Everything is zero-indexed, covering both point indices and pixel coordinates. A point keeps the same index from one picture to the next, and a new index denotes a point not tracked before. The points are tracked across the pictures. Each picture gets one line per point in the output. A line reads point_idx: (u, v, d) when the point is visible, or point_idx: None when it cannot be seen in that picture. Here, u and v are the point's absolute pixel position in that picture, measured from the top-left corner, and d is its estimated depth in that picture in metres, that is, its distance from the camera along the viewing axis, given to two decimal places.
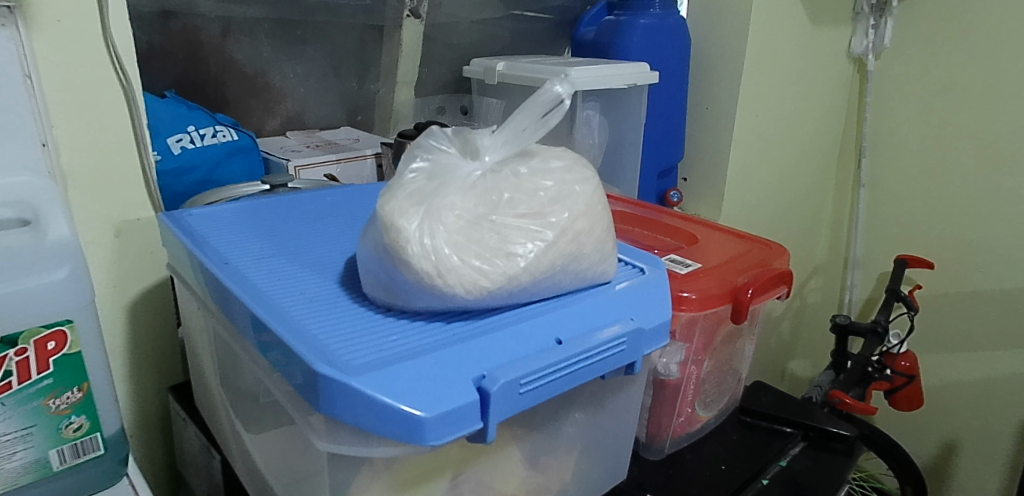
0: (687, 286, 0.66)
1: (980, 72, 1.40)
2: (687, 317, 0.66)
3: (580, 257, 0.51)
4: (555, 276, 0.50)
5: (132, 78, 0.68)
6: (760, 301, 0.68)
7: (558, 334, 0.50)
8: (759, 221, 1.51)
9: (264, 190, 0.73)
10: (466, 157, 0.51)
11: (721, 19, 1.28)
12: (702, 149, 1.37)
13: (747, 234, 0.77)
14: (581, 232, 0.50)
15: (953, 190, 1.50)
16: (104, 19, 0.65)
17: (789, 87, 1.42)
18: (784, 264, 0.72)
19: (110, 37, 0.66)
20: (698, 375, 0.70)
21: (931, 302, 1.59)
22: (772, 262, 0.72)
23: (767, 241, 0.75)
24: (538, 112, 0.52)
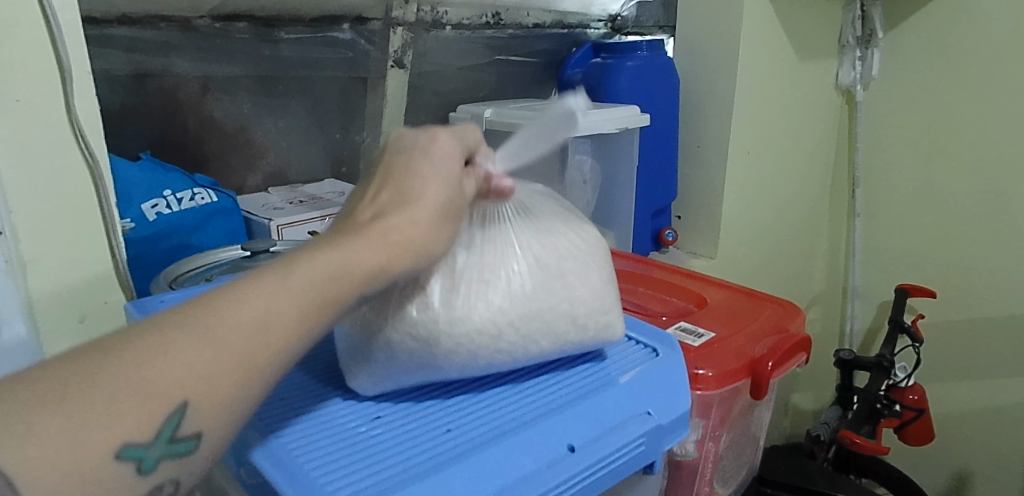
0: (702, 362, 0.62)
1: (969, 100, 1.40)
2: (705, 396, 0.62)
3: (578, 306, 0.53)
4: (554, 326, 0.52)
5: (98, 154, 0.65)
6: (780, 373, 0.65)
7: (571, 439, 0.49)
8: (756, 256, 1.49)
9: (245, 255, 0.70)
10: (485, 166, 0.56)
11: (709, 56, 1.27)
12: (695, 186, 1.35)
13: (757, 292, 0.74)
14: (571, 280, 0.53)
15: (950, 218, 1.48)
16: (68, 95, 0.62)
17: (780, 120, 1.41)
18: (799, 327, 0.69)
19: (74, 113, 0.63)
20: (717, 451, 0.66)
21: (936, 331, 1.56)
22: (788, 325, 0.69)
23: (781, 301, 0.72)
24: (551, 126, 0.58)
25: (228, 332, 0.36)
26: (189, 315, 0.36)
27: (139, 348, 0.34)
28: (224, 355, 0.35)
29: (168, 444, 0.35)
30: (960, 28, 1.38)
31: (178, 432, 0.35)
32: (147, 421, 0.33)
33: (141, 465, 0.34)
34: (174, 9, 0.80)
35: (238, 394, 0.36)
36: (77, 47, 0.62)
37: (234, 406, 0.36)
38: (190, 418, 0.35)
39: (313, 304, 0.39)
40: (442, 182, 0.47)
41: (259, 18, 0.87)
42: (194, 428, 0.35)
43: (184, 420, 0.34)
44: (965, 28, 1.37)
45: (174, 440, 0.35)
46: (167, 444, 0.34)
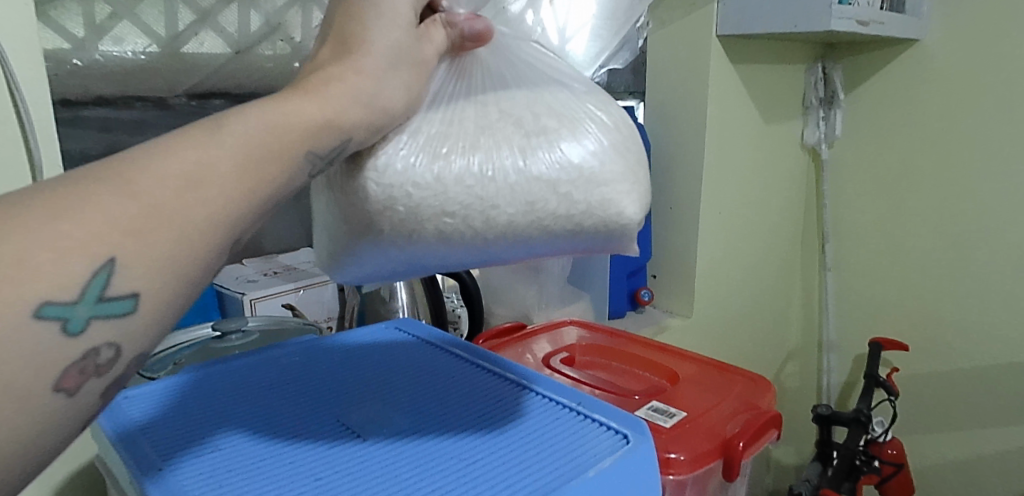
0: (673, 445, 0.62)
1: (929, 157, 1.45)
2: (678, 481, 0.62)
3: (550, 168, 0.46)
4: (519, 186, 0.45)
5: None
6: (752, 452, 0.65)
7: None
8: (732, 312, 1.50)
9: (215, 335, 0.70)
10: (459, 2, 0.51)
11: (678, 121, 1.31)
12: (670, 246, 1.37)
13: (728, 366, 0.76)
14: (546, 147, 0.46)
15: (918, 271, 1.51)
16: None
17: (748, 179, 1.44)
18: (770, 404, 0.70)
19: None
20: None
21: (911, 385, 1.57)
22: (758, 402, 0.70)
23: (752, 375, 0.73)
24: None
25: (156, 184, 0.33)
26: (129, 168, 0.33)
27: (54, 201, 0.31)
28: (155, 204, 0.32)
29: (97, 305, 0.32)
30: (916, 90, 1.44)
31: (108, 292, 0.32)
32: (69, 279, 0.30)
33: (67, 325, 0.31)
34: (149, 89, 0.77)
35: (179, 252, 0.33)
36: (50, 141, 0.59)
37: (175, 269, 0.33)
38: (122, 276, 0.32)
39: (254, 159, 0.36)
40: (397, 25, 0.43)
41: (234, 95, 0.84)
42: (130, 288, 0.32)
43: (112, 280, 0.31)
44: (920, 90, 1.43)
45: (104, 301, 0.32)
46: (94, 305, 0.31)
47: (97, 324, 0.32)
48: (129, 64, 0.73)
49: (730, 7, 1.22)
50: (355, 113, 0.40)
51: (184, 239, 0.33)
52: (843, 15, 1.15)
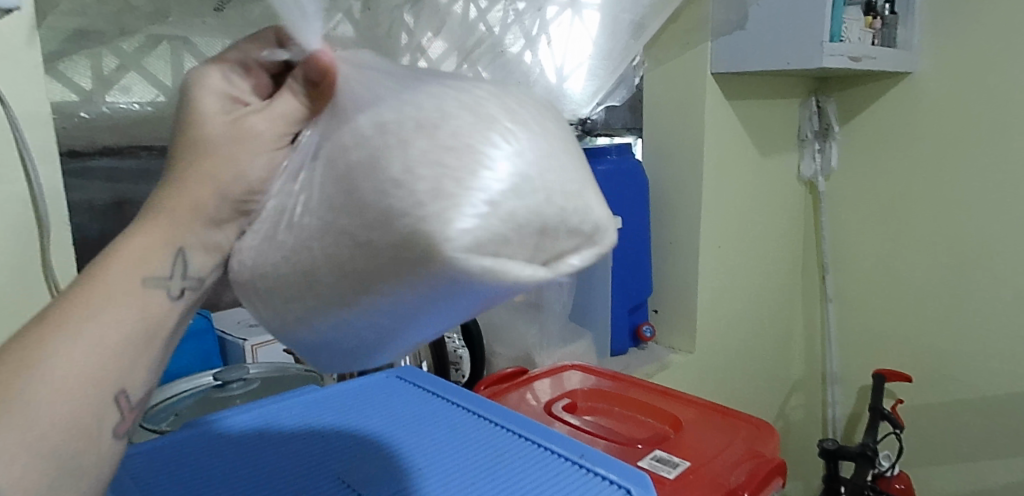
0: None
1: (925, 189, 1.46)
2: None
3: (387, 225, 0.29)
4: (346, 262, 0.31)
5: None
6: None
7: None
8: (735, 346, 1.50)
9: (217, 385, 0.69)
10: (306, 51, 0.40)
11: (675, 157, 1.32)
12: (670, 281, 1.37)
13: (730, 411, 0.75)
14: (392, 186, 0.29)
15: (919, 302, 1.51)
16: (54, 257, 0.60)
17: (747, 212, 1.44)
18: (773, 451, 0.70)
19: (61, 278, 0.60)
20: None
21: (916, 417, 1.56)
22: (762, 450, 0.69)
23: (756, 421, 0.73)
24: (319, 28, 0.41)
25: (8, 377, 0.30)
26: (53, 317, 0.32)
27: None
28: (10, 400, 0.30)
29: None
30: (910, 123, 1.45)
31: None
32: None
33: None
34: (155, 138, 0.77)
35: (62, 425, 0.31)
36: (58, 198, 0.58)
37: (63, 442, 0.31)
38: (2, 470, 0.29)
39: (113, 302, 0.33)
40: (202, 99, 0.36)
41: None
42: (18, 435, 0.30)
43: None
44: (914, 123, 1.45)
45: None
46: None
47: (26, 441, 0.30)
48: (135, 114, 0.74)
49: (724, 45, 1.24)
50: (193, 226, 0.35)
51: (60, 419, 0.31)
52: (834, 52, 1.17)
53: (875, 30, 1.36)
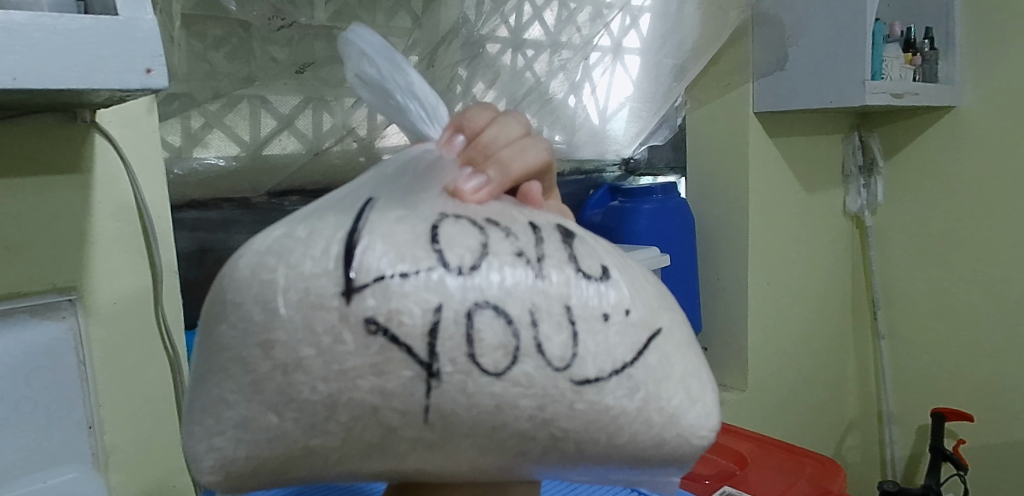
0: None
1: (976, 222, 1.43)
2: None
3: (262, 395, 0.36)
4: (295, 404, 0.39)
5: (177, 345, 0.66)
6: None
7: None
8: (787, 384, 1.49)
9: None
10: (372, 84, 0.46)
11: (719, 197, 1.34)
12: (719, 318, 1.38)
13: (795, 447, 0.83)
14: None
15: (975, 337, 1.48)
16: (157, 292, 0.64)
17: (794, 250, 1.44)
18: (840, 484, 0.76)
19: (161, 310, 0.64)
20: None
21: (979, 458, 1.50)
22: (829, 486, 0.76)
23: (822, 458, 0.79)
24: (365, 68, 0.46)
25: None
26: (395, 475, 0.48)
27: None
28: None
29: None
30: (960, 156, 1.44)
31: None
32: None
33: None
34: (233, 190, 0.87)
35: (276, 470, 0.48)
36: (169, 250, 0.65)
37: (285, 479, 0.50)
38: None
39: None
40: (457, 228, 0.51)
41: (309, 191, 0.95)
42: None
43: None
44: (964, 157, 1.43)
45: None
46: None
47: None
48: (219, 168, 0.82)
49: (763, 86, 1.26)
50: None
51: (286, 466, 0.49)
52: (876, 90, 1.16)
53: (916, 66, 1.35)
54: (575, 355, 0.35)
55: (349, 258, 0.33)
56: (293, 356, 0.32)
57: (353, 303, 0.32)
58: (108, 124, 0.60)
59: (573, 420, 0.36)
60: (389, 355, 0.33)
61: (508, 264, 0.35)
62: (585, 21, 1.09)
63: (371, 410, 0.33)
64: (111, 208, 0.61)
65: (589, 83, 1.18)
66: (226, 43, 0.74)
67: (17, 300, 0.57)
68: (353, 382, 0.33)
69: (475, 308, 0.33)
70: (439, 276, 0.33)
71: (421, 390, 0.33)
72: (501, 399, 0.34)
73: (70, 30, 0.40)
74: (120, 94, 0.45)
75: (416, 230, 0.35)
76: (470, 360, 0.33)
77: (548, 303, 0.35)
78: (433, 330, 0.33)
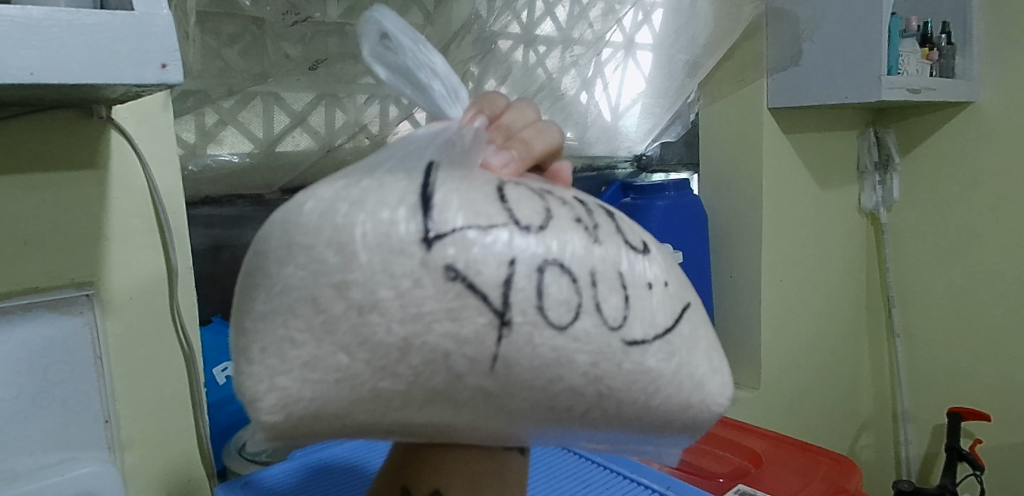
0: None
1: (994, 219, 1.41)
2: None
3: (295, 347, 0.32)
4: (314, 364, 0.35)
5: (191, 339, 0.66)
6: None
7: None
8: (801, 383, 1.48)
9: None
10: (384, 61, 0.42)
11: (732, 194, 1.33)
12: (732, 315, 1.38)
13: (810, 445, 0.82)
14: None
15: (992, 336, 1.46)
16: (173, 288, 0.64)
17: (808, 247, 1.43)
18: (855, 483, 0.76)
19: (176, 305, 0.65)
20: None
21: (996, 458, 1.49)
22: (844, 484, 0.75)
23: (836, 456, 0.79)
24: (377, 43, 0.42)
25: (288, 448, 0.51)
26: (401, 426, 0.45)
27: None
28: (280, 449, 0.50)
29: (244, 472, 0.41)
30: (978, 153, 1.42)
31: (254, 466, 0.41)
32: None
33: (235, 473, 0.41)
34: (247, 187, 0.88)
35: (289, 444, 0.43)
36: (184, 248, 0.65)
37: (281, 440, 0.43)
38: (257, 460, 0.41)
39: None
40: None
41: None
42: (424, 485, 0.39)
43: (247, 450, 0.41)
44: (982, 154, 1.41)
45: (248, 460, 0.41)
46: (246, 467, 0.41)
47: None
48: (233, 164, 0.84)
49: (779, 82, 1.25)
50: None
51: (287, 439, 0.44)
52: (892, 86, 1.15)
53: (932, 61, 1.34)
54: (627, 317, 0.34)
55: (428, 208, 0.31)
56: (370, 298, 0.30)
57: (433, 250, 0.30)
58: (124, 120, 0.60)
59: (619, 378, 0.34)
60: (465, 301, 0.31)
61: (569, 229, 0.34)
62: (597, 17, 1.08)
63: (443, 356, 0.31)
64: (131, 205, 0.61)
65: (601, 79, 1.18)
66: (240, 39, 0.74)
67: (37, 295, 0.58)
68: (428, 326, 0.30)
69: (546, 264, 0.32)
70: (508, 233, 0.32)
71: (492, 339, 0.31)
72: (562, 354, 0.32)
73: (86, 25, 0.40)
74: (137, 89, 0.46)
75: (482, 188, 0.33)
76: (539, 312, 0.32)
77: (607, 266, 0.34)
78: (508, 283, 0.31)
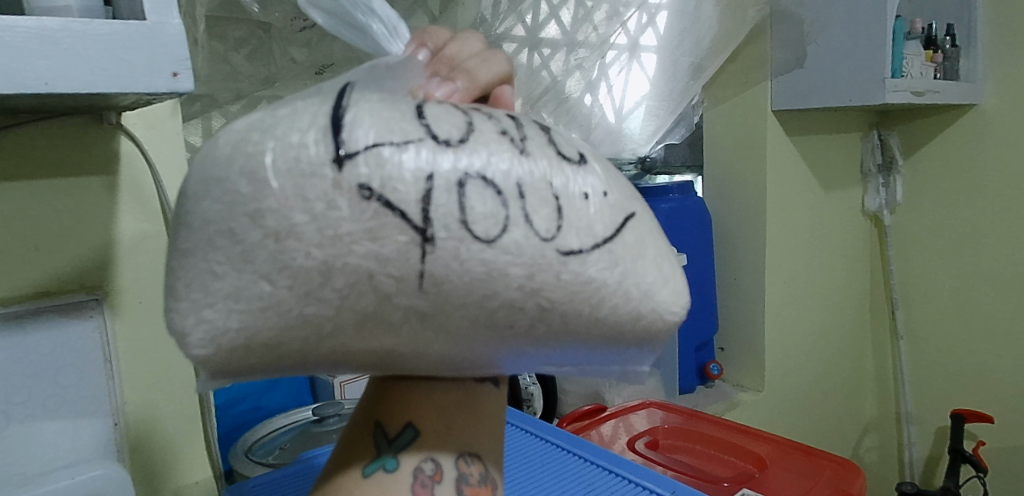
0: None
1: (997, 222, 1.41)
2: None
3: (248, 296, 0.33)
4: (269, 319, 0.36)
5: None
6: None
7: None
8: (803, 385, 1.47)
9: (314, 419, 0.74)
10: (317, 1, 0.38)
11: (735, 197, 1.33)
12: (734, 318, 1.38)
13: (814, 448, 0.82)
14: None
15: (996, 338, 1.45)
16: None
17: (811, 249, 1.43)
18: (860, 486, 0.75)
19: None
20: None
21: (1000, 460, 1.48)
22: (849, 488, 0.75)
23: (840, 460, 0.79)
24: None
25: None
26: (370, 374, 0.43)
27: None
28: None
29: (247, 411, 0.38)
30: (981, 156, 1.41)
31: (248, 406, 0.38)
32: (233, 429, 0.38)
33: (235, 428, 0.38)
34: None
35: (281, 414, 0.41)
36: None
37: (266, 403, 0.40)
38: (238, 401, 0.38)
39: None
40: None
41: None
42: (398, 419, 0.36)
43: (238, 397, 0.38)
44: (986, 156, 1.41)
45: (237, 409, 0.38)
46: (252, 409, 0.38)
47: (403, 459, 0.35)
48: None
49: (783, 84, 1.25)
50: None
51: None
52: (896, 89, 1.15)
53: (938, 63, 1.34)
54: (560, 228, 0.32)
55: (338, 129, 0.29)
56: (286, 223, 0.28)
57: (345, 169, 0.29)
58: (134, 126, 0.61)
59: (559, 291, 0.32)
60: (383, 221, 0.29)
61: (494, 142, 0.31)
62: (602, 19, 1.10)
63: (367, 277, 0.29)
64: (139, 209, 0.62)
65: (604, 81, 1.16)
66: (247, 44, 0.77)
67: (44, 300, 0.58)
68: (349, 247, 0.29)
69: (464, 179, 0.30)
70: (423, 148, 0.30)
71: (417, 256, 0.29)
72: (492, 269, 0.30)
73: (100, 35, 0.40)
74: (147, 97, 0.46)
75: (399, 107, 0.31)
76: (462, 227, 0.30)
77: (533, 178, 0.31)
78: (427, 198, 0.29)
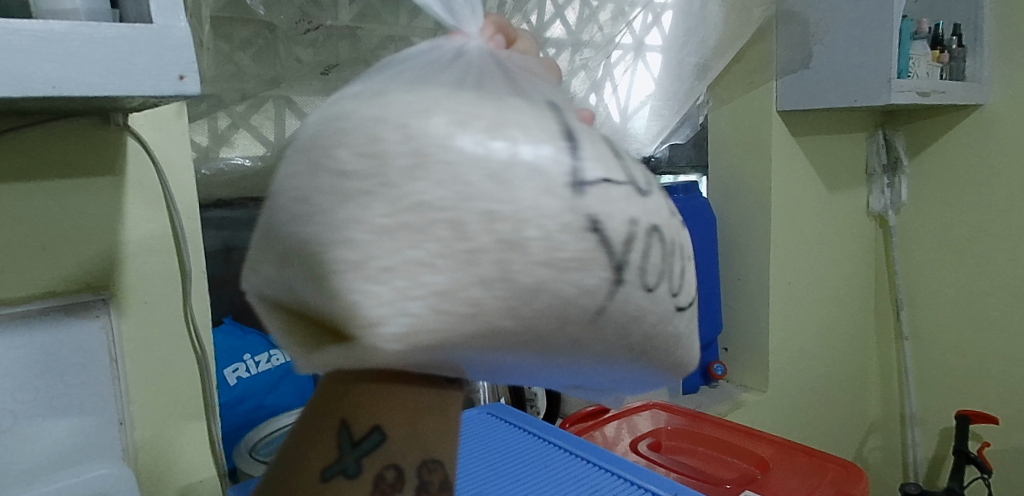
0: None
1: (1004, 223, 1.40)
2: None
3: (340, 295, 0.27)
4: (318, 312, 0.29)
5: (205, 343, 0.67)
6: None
7: None
8: (807, 386, 1.47)
9: None
10: None
11: (740, 197, 1.33)
12: (738, 318, 1.38)
13: (817, 451, 0.82)
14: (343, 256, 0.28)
15: (1002, 340, 1.45)
16: (186, 294, 0.65)
17: (816, 250, 1.43)
18: (863, 488, 0.75)
19: (190, 310, 0.65)
20: None
21: (1004, 462, 1.48)
22: (852, 490, 0.75)
23: (843, 462, 0.79)
24: None
25: None
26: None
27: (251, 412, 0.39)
28: None
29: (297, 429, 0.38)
30: (988, 157, 1.41)
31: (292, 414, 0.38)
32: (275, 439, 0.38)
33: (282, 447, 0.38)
34: None
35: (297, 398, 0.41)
36: (197, 252, 0.66)
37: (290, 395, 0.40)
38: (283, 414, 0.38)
39: None
40: None
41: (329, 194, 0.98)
42: (365, 424, 0.35)
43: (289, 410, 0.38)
44: (993, 157, 1.40)
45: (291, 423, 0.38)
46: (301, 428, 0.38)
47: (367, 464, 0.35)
48: (245, 168, 0.84)
49: (789, 84, 1.25)
50: None
51: None
52: (902, 89, 1.15)
53: (944, 64, 1.34)
54: (677, 283, 0.34)
55: (565, 152, 0.28)
56: (518, 236, 0.27)
57: (581, 195, 0.28)
58: (140, 127, 0.61)
59: (660, 339, 0.34)
60: (595, 252, 0.28)
61: (650, 188, 0.33)
62: (606, 19, 1.10)
63: (562, 305, 0.28)
64: (145, 211, 0.62)
65: (610, 80, 1.15)
66: (252, 44, 0.76)
67: (51, 299, 0.59)
68: (563, 272, 0.28)
69: (648, 223, 0.31)
70: (625, 188, 0.30)
71: (605, 293, 0.29)
72: (641, 313, 0.31)
73: (106, 39, 0.41)
74: (153, 100, 0.46)
75: (588, 134, 0.31)
76: (640, 272, 0.30)
77: (670, 231, 0.34)
78: (629, 239, 0.30)
